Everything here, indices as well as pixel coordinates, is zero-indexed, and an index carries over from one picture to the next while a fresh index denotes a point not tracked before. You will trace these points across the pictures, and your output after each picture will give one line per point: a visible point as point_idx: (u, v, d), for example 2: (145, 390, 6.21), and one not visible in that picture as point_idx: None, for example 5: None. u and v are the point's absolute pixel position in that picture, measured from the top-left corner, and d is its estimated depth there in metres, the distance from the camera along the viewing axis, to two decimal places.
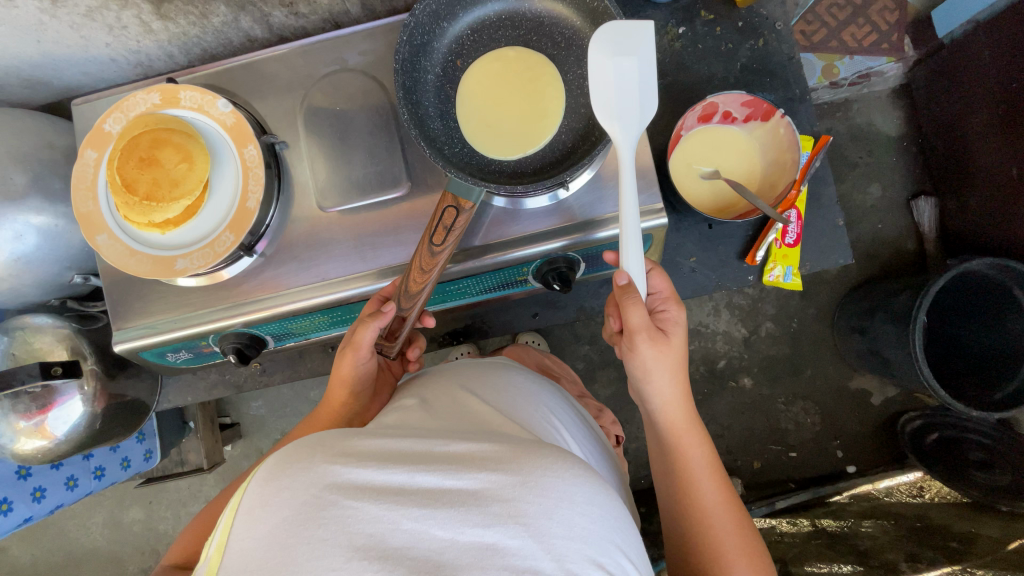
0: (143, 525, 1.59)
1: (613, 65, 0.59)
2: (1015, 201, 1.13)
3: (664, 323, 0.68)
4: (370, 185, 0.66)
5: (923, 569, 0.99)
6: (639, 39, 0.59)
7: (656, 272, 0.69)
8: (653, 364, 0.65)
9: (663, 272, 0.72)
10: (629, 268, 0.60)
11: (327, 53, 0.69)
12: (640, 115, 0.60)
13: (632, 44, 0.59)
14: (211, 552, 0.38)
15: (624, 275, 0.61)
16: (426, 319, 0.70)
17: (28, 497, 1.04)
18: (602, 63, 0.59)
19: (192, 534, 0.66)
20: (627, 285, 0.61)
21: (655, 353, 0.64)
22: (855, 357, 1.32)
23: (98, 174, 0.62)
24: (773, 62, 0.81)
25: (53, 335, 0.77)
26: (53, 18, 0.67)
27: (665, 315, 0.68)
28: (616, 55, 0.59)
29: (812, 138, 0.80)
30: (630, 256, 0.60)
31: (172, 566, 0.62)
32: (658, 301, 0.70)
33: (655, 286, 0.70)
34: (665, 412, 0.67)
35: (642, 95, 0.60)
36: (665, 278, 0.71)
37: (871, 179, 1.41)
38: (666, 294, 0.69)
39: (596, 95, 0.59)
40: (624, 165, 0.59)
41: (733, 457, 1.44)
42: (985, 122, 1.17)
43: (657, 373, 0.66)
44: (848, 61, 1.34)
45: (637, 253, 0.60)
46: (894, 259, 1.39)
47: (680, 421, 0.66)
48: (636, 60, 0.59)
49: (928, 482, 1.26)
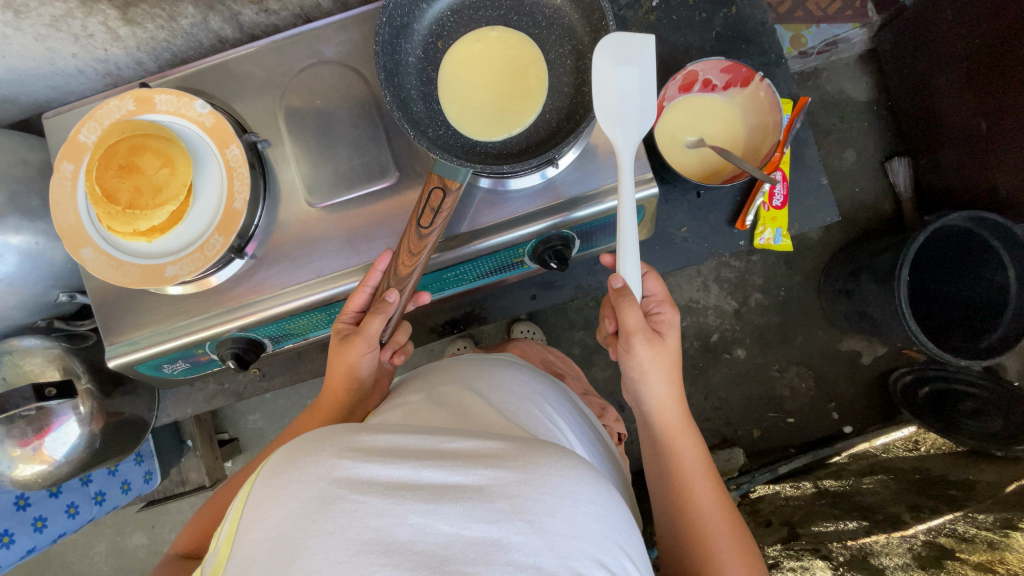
0: (147, 550, 1.56)
1: (618, 72, 0.60)
2: (986, 154, 1.16)
3: (659, 325, 0.69)
4: (358, 176, 0.65)
5: (925, 517, 1.02)
6: (638, 48, 0.61)
7: (650, 275, 0.70)
8: (650, 364, 0.66)
9: (656, 274, 0.73)
10: (626, 272, 0.62)
11: (302, 47, 0.68)
12: (626, 101, 0.61)
13: (633, 55, 0.60)
14: (220, 543, 0.37)
15: (619, 278, 0.62)
16: (421, 295, 0.69)
17: (29, 527, 1.03)
18: (606, 72, 0.59)
19: (197, 526, 0.67)
20: (622, 288, 0.62)
21: (651, 354, 0.66)
22: (843, 320, 1.34)
23: (76, 186, 0.61)
24: (747, 28, 0.82)
25: (43, 356, 0.74)
26: (17, 30, 0.66)
27: (660, 317, 0.70)
28: (618, 62, 0.60)
29: (791, 100, 0.81)
30: (626, 256, 0.61)
31: (179, 557, 0.64)
32: (653, 303, 0.71)
33: (649, 289, 0.71)
34: (661, 411, 0.67)
35: (637, 91, 0.61)
36: (660, 281, 0.72)
37: (845, 144, 1.44)
38: (661, 297, 0.70)
39: (597, 90, 0.60)
40: (623, 165, 0.61)
41: (733, 427, 1.46)
42: (953, 78, 1.19)
43: (653, 372, 0.66)
44: (815, 30, 1.30)
45: (631, 246, 0.61)
46: (873, 221, 1.42)
47: (674, 423, 0.67)
48: (637, 70, 0.61)
49: (922, 436, 1.29)
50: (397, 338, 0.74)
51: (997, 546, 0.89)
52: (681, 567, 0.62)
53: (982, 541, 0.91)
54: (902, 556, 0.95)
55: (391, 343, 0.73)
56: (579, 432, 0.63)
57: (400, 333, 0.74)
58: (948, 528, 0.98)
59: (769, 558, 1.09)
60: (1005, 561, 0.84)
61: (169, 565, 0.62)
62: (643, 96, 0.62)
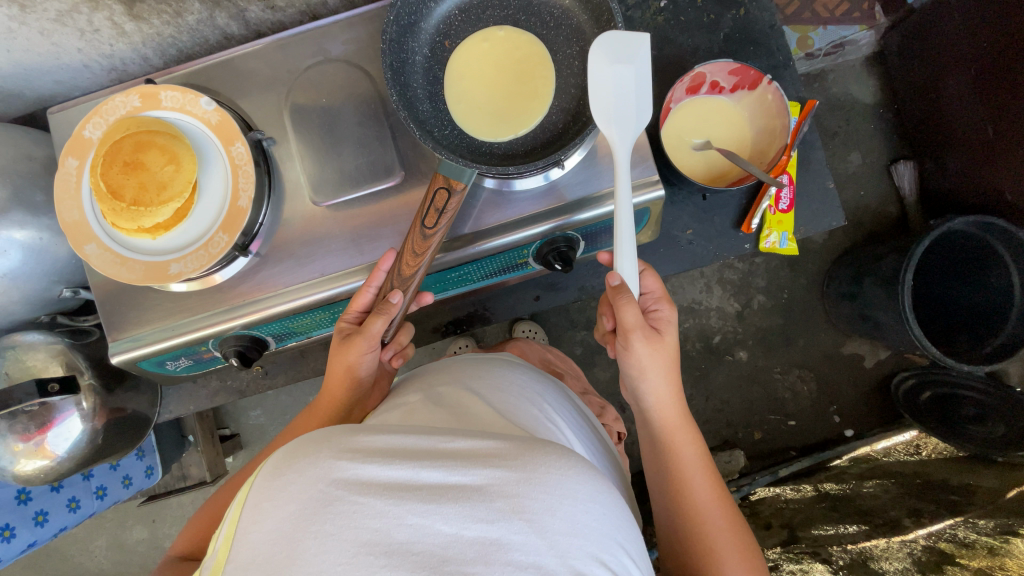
0: (148, 544, 1.56)
1: (619, 72, 0.60)
2: (993, 158, 1.15)
3: (658, 322, 0.69)
4: (363, 176, 0.65)
5: (926, 522, 1.02)
6: (638, 49, 0.60)
7: (648, 272, 0.70)
8: (649, 361, 0.66)
9: (653, 271, 0.73)
10: (621, 269, 0.61)
11: (308, 45, 0.68)
12: (630, 102, 0.60)
13: (631, 52, 0.60)
14: (219, 545, 0.37)
15: (617, 276, 0.62)
16: (424, 296, 0.68)
17: (30, 521, 1.03)
18: (602, 67, 0.59)
19: (198, 526, 0.67)
20: (620, 285, 0.62)
21: (650, 352, 0.65)
22: (845, 323, 1.34)
23: (80, 182, 0.60)
24: (755, 30, 0.82)
25: (46, 351, 0.75)
26: (22, 24, 0.65)
27: (658, 314, 0.69)
28: (615, 61, 0.60)
29: (799, 104, 0.81)
30: (623, 255, 0.60)
31: (179, 558, 0.64)
32: (652, 300, 0.71)
33: (647, 287, 0.71)
34: (660, 409, 0.67)
35: (636, 91, 0.61)
36: (657, 278, 0.72)
37: (850, 147, 1.43)
38: (658, 294, 0.70)
39: (593, 90, 0.59)
40: (621, 164, 0.61)
41: (734, 430, 1.46)
42: (960, 82, 1.18)
43: (653, 372, 0.66)
44: (822, 31, 1.28)
45: (632, 248, 0.60)
46: (877, 224, 1.42)
47: (674, 421, 0.67)
48: (635, 67, 0.60)
49: (924, 440, 1.29)
50: (398, 339, 0.74)
51: (998, 552, 0.88)
52: (682, 567, 0.62)
53: (982, 547, 0.91)
54: (901, 560, 0.95)
55: (393, 343, 0.73)
56: (580, 434, 0.63)
57: (402, 333, 0.74)
58: (949, 533, 0.98)
59: (769, 561, 1.09)
60: (1006, 567, 0.84)
61: (170, 565, 0.62)
62: (643, 97, 0.61)
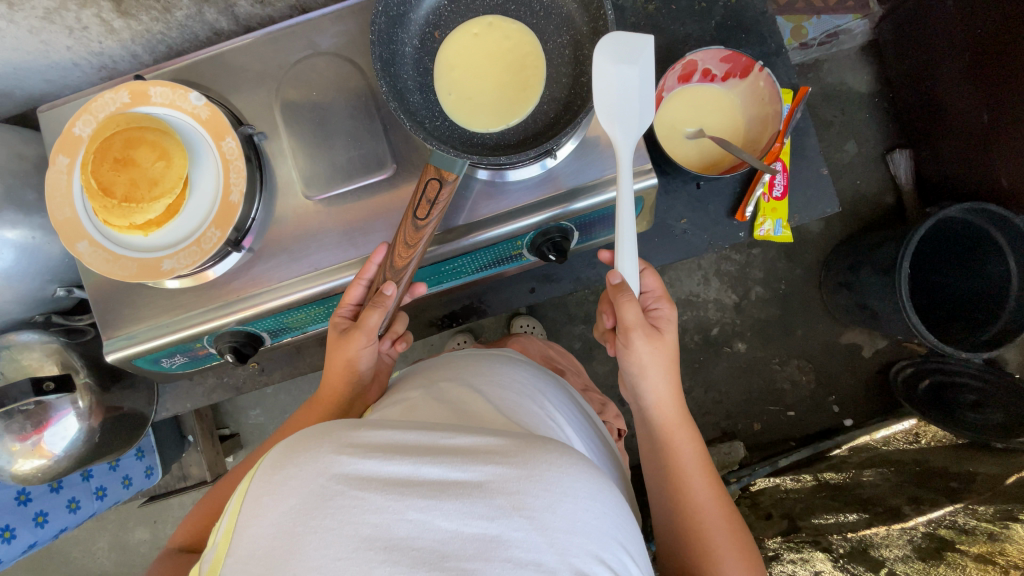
0: (150, 545, 1.56)
1: (618, 69, 0.59)
2: (987, 144, 1.15)
3: (657, 320, 0.69)
4: (355, 168, 0.65)
5: (926, 510, 1.02)
6: (639, 43, 0.60)
7: (649, 271, 0.70)
8: (649, 359, 0.66)
9: (653, 269, 0.73)
10: (624, 269, 0.61)
11: (297, 38, 0.67)
12: (628, 96, 0.60)
13: (631, 43, 0.59)
14: (219, 539, 0.37)
15: (618, 274, 0.62)
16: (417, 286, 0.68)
17: (30, 522, 1.04)
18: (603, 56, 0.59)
19: (198, 517, 0.67)
20: (621, 284, 0.61)
21: (650, 349, 0.65)
22: (844, 313, 1.33)
23: (71, 179, 0.60)
24: (747, 17, 0.82)
25: (41, 350, 0.75)
26: (10, 23, 0.65)
27: (658, 313, 0.69)
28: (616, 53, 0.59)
29: (792, 91, 0.81)
30: (624, 252, 0.60)
31: (180, 549, 0.64)
32: (652, 299, 0.71)
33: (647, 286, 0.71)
34: (659, 407, 0.67)
35: (636, 82, 0.60)
36: (657, 275, 0.72)
37: (846, 136, 1.43)
38: (659, 293, 0.70)
39: (598, 86, 0.59)
40: (624, 162, 0.61)
41: (733, 421, 1.46)
42: (955, 68, 1.18)
43: (652, 370, 0.66)
44: (817, 21, 1.31)
45: (631, 245, 0.60)
46: (874, 214, 1.41)
47: (673, 418, 0.67)
48: (634, 59, 0.60)
49: (923, 428, 1.27)
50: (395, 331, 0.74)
51: (997, 537, 0.89)
52: (679, 564, 0.62)
53: (983, 533, 0.92)
54: (902, 547, 0.97)
55: (390, 334, 0.73)
56: (577, 427, 0.63)
57: (399, 323, 0.74)
58: (948, 520, 0.98)
59: (770, 550, 1.10)
60: (1005, 552, 0.85)
61: (170, 557, 0.63)
62: (645, 91, 0.61)
